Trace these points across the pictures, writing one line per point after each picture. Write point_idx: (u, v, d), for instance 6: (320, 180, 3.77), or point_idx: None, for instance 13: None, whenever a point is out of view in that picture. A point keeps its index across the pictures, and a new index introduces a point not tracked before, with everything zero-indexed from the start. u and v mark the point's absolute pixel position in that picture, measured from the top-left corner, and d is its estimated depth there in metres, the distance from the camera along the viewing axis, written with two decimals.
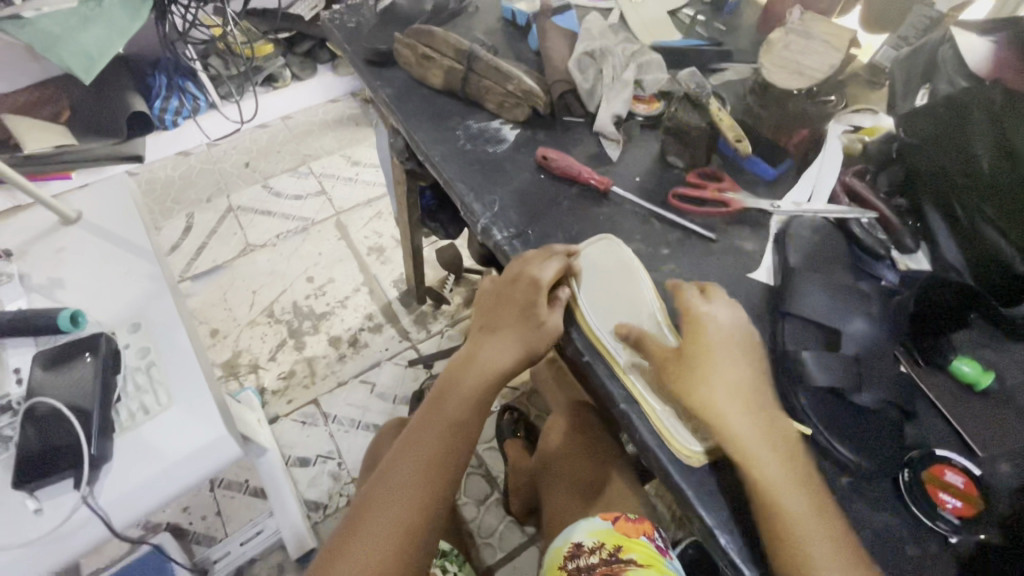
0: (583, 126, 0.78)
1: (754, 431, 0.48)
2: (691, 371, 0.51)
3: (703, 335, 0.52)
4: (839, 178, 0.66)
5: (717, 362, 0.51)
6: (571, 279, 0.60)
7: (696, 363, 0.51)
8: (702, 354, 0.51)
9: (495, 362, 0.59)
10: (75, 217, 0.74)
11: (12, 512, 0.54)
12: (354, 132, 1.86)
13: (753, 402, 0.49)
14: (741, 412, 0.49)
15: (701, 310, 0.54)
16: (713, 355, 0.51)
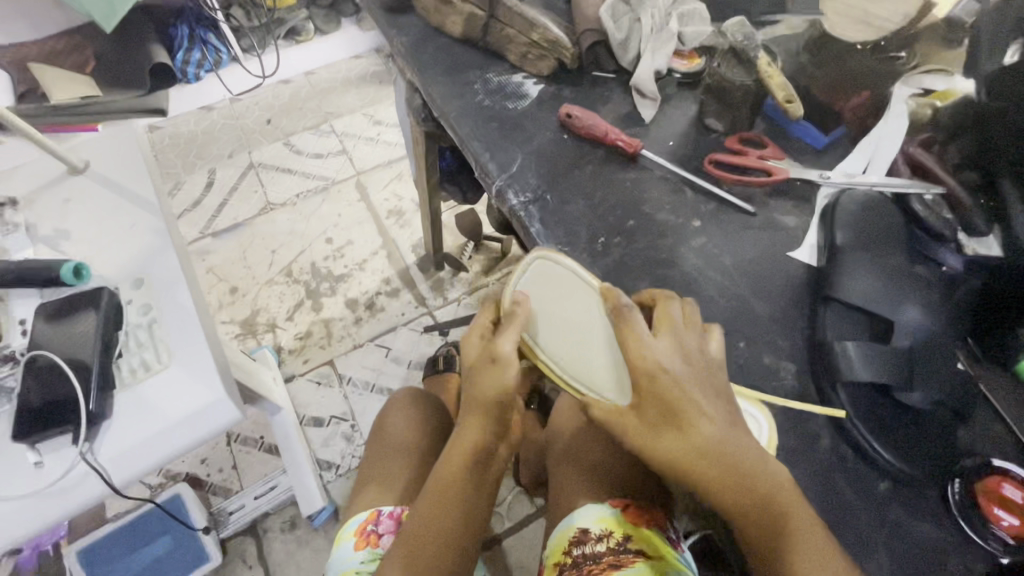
0: (613, 82, 0.73)
1: (734, 489, 0.42)
2: (644, 434, 0.45)
3: (653, 384, 0.45)
4: (902, 149, 0.60)
5: (676, 421, 0.44)
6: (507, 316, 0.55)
7: (653, 424, 0.45)
8: (656, 413, 0.45)
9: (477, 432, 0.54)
10: (83, 166, 0.71)
11: (13, 463, 0.54)
12: (377, 90, 1.79)
13: (726, 454, 0.43)
14: (711, 474, 0.43)
15: (645, 349, 0.46)
16: (669, 410, 0.44)
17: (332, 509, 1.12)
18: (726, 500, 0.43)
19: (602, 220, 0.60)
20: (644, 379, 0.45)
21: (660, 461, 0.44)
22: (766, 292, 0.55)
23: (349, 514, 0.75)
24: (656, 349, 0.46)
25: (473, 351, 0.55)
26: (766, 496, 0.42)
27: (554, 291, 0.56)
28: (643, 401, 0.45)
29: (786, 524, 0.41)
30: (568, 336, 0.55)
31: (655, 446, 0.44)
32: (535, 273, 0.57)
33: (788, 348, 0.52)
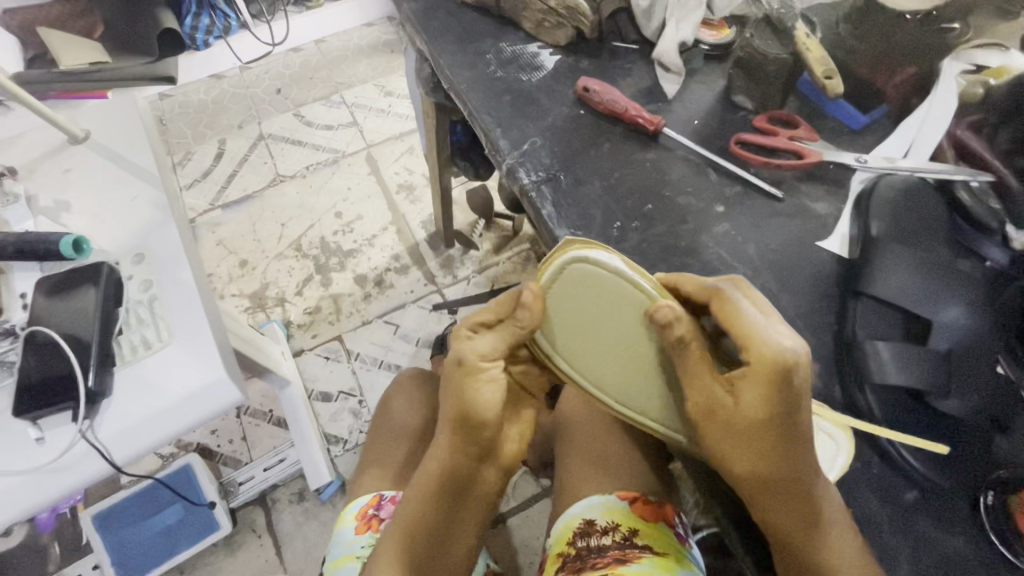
0: (634, 54, 0.68)
1: (788, 497, 0.43)
2: (757, 428, 0.42)
3: (785, 377, 0.40)
4: (949, 130, 0.57)
5: (787, 422, 0.42)
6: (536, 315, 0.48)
7: (765, 425, 0.42)
8: (774, 403, 0.41)
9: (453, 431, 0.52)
10: (83, 136, 0.69)
11: (14, 438, 0.54)
12: (389, 60, 1.73)
13: (798, 461, 0.43)
14: (783, 479, 0.43)
15: (781, 340, 0.40)
16: (791, 405, 0.41)
17: (340, 483, 1.12)
18: (781, 517, 0.43)
19: (619, 203, 0.57)
20: (785, 372, 0.40)
21: (740, 464, 0.43)
22: (792, 286, 0.53)
23: (351, 498, 0.75)
24: (788, 335, 0.41)
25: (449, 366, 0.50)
26: (813, 504, 0.43)
27: (587, 293, 0.48)
28: (768, 389, 0.41)
29: (825, 532, 0.43)
30: (597, 341, 0.49)
31: (752, 447, 0.43)
32: (572, 272, 0.47)
33: (813, 346, 0.50)
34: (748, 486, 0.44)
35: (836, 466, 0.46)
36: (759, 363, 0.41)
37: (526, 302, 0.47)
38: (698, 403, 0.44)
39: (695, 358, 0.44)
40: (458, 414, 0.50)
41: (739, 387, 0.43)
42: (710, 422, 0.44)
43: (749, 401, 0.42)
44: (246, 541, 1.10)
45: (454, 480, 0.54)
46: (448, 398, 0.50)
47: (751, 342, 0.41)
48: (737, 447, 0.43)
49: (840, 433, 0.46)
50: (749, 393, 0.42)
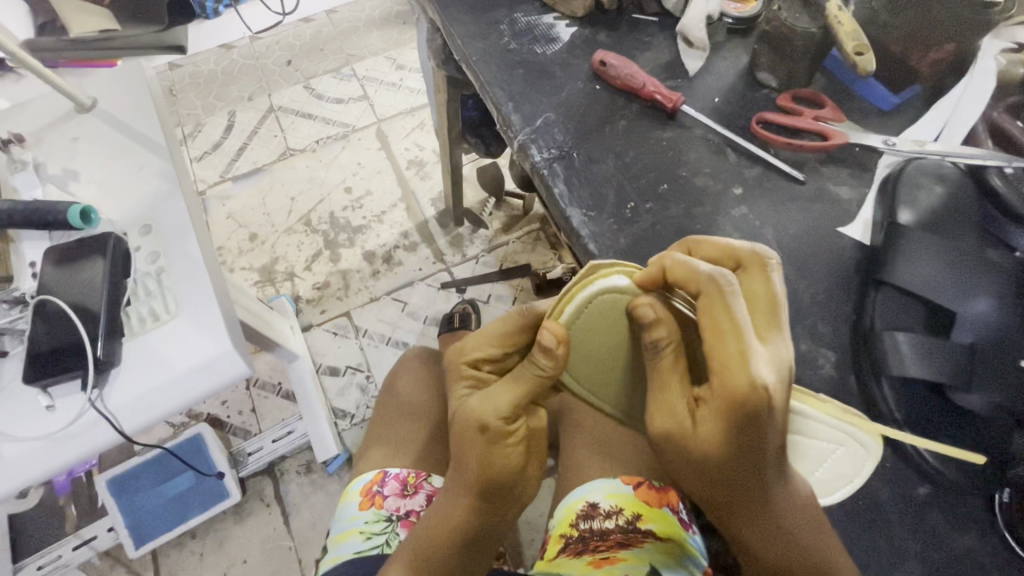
0: (655, 26, 0.65)
1: (756, 515, 0.45)
2: (716, 461, 0.43)
3: (746, 407, 0.39)
4: (984, 113, 0.55)
5: (749, 453, 0.42)
6: (550, 355, 0.47)
7: (724, 456, 0.42)
8: (728, 429, 0.41)
9: (471, 489, 0.52)
10: (90, 103, 0.68)
11: (26, 405, 0.55)
12: (401, 32, 1.69)
13: (766, 482, 0.43)
14: (752, 500, 0.44)
15: (753, 366, 0.39)
16: (749, 435, 0.40)
17: (346, 456, 1.14)
18: (751, 535, 0.46)
19: (632, 182, 0.55)
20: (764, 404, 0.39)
21: (723, 486, 0.44)
22: (809, 272, 0.51)
23: (357, 474, 0.75)
24: (761, 364, 0.40)
25: (461, 422, 0.50)
26: (778, 528, 0.44)
27: (609, 320, 0.49)
28: (726, 420, 0.41)
29: (812, 556, 0.43)
30: (606, 362, 0.51)
31: (721, 475, 0.44)
32: (591, 304, 0.49)
33: (830, 335, 0.49)
34: (722, 507, 0.46)
35: (863, 474, 0.44)
36: (723, 390, 0.41)
37: (546, 344, 0.46)
38: (661, 425, 0.45)
39: (665, 370, 0.45)
40: (475, 464, 0.50)
41: (700, 414, 0.43)
42: (669, 444, 0.45)
43: (705, 428, 0.42)
44: (255, 509, 1.12)
45: (472, 534, 0.54)
46: (460, 450, 0.51)
47: (723, 366, 0.41)
48: (723, 472, 0.43)
49: (869, 441, 0.44)
50: (705, 418, 0.43)
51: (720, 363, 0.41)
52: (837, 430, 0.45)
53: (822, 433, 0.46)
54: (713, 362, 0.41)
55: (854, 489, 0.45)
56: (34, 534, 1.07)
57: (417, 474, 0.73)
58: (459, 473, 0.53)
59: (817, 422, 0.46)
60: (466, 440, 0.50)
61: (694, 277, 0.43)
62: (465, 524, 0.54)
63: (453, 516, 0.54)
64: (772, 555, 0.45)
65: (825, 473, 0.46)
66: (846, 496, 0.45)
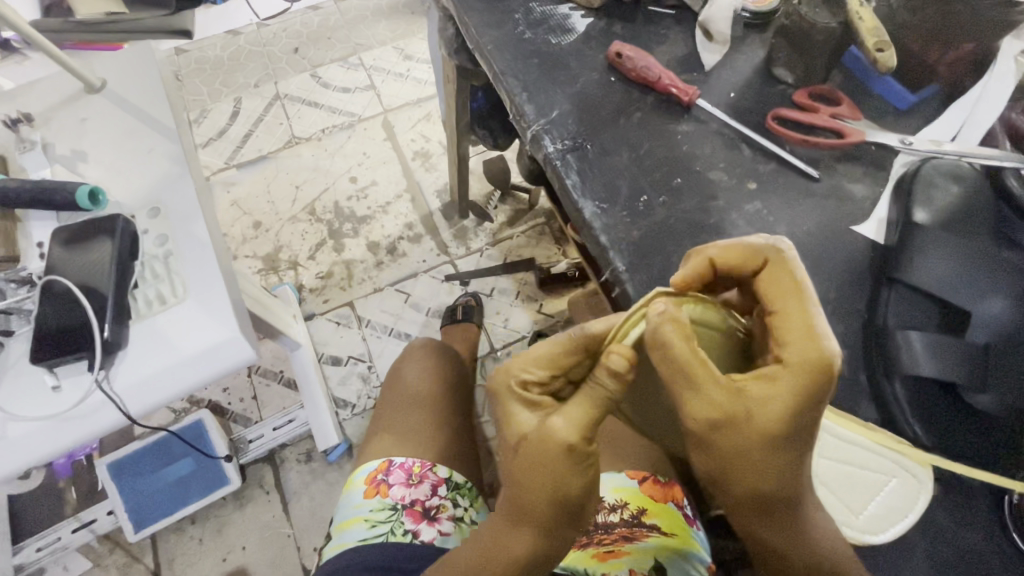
0: (670, 19, 0.65)
1: (798, 507, 0.42)
2: (771, 444, 0.39)
3: (820, 382, 0.37)
4: (1002, 114, 0.55)
5: (804, 431, 0.39)
6: (618, 370, 0.39)
7: (780, 436, 0.38)
8: (798, 404, 0.37)
9: (536, 517, 0.44)
10: (99, 85, 0.67)
11: (32, 385, 0.55)
12: (410, 22, 1.68)
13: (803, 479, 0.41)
14: (794, 491, 0.41)
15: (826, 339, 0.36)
16: (810, 411, 0.38)
17: (347, 445, 1.14)
18: (779, 532, 0.43)
19: (646, 175, 0.55)
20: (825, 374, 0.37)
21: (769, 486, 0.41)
22: (823, 270, 0.51)
23: (360, 462, 0.75)
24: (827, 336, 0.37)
25: (533, 448, 0.42)
26: (808, 520, 0.43)
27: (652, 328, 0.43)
28: (793, 394, 0.37)
29: (829, 554, 0.43)
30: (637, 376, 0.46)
31: (778, 467, 0.40)
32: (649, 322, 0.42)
33: (841, 332, 0.49)
34: (765, 504, 0.41)
35: (917, 508, 0.44)
36: (794, 364, 0.37)
37: (615, 369, 0.39)
38: (711, 424, 0.39)
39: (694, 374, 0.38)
40: (535, 484, 0.43)
41: (753, 391, 0.38)
42: (720, 441, 0.39)
43: (772, 405, 0.38)
44: (254, 496, 1.12)
45: (538, 565, 0.46)
46: (522, 469, 0.43)
47: (785, 335, 0.38)
48: (780, 466, 0.40)
49: (920, 471, 0.45)
50: (771, 398, 0.38)
51: (781, 333, 0.38)
52: (884, 459, 0.46)
53: (868, 461, 0.47)
54: (776, 335, 0.38)
55: (909, 523, 0.44)
56: (34, 515, 1.07)
57: (422, 463, 0.73)
58: (518, 503, 0.44)
59: (865, 450, 0.46)
60: (533, 460, 0.42)
61: (753, 257, 0.40)
62: (531, 552, 0.45)
63: (516, 544, 0.45)
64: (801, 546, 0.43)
65: (880, 507, 0.45)
66: (904, 531, 0.44)
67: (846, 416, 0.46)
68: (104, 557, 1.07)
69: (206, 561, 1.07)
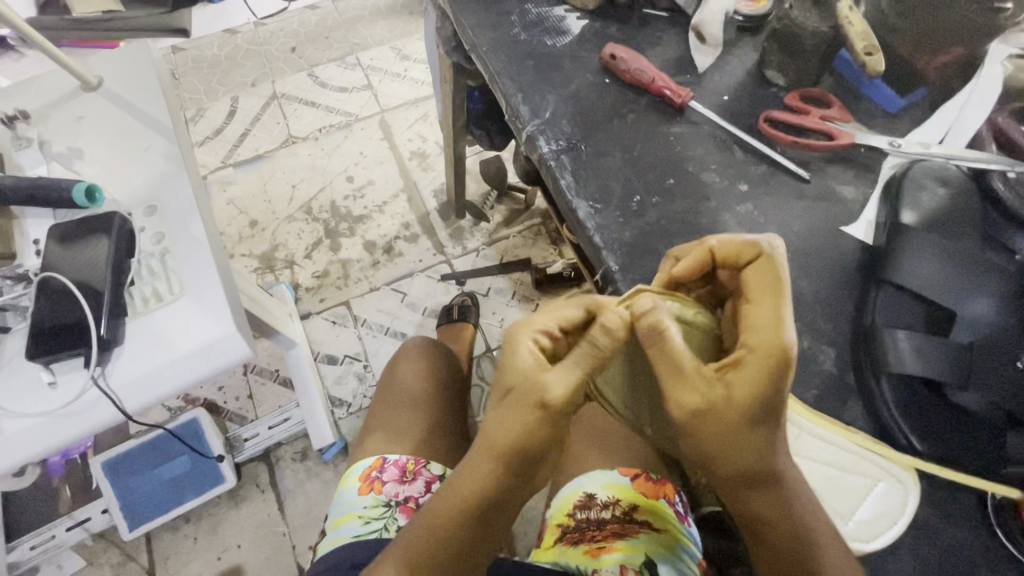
0: (665, 22, 0.66)
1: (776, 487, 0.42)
2: (744, 424, 0.39)
3: (781, 367, 0.37)
4: (989, 118, 0.56)
5: (770, 413, 0.39)
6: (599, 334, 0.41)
7: (752, 417, 0.39)
8: (765, 386, 0.38)
9: (494, 465, 0.43)
10: (97, 83, 0.68)
11: (28, 382, 0.55)
12: (407, 22, 1.69)
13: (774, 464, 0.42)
14: (766, 471, 0.42)
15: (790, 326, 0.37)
16: (774, 396, 0.39)
17: (342, 444, 1.14)
18: (755, 511, 0.43)
19: (640, 176, 0.56)
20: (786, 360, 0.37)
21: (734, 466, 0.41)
22: (813, 270, 0.52)
23: (355, 461, 0.76)
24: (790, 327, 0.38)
25: (517, 398, 0.41)
26: (778, 509, 0.43)
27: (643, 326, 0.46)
28: (763, 376, 0.38)
29: (809, 538, 0.43)
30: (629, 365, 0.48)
31: (749, 446, 0.40)
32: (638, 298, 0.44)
33: (830, 332, 0.50)
34: (737, 479, 0.42)
35: (905, 513, 0.45)
36: (759, 350, 0.38)
37: (610, 327, 0.41)
38: (688, 404, 0.40)
39: (676, 353, 0.40)
40: (508, 435, 0.42)
41: (730, 375, 0.39)
42: (693, 421, 0.40)
43: (742, 386, 0.38)
44: (249, 495, 1.12)
45: (486, 515, 0.45)
46: (500, 419, 0.42)
47: (752, 323, 0.39)
48: (739, 447, 0.40)
49: (905, 475, 0.45)
50: (739, 381, 0.39)
51: (750, 319, 0.39)
52: (871, 463, 0.46)
53: (855, 466, 0.47)
54: (749, 322, 0.39)
55: (899, 530, 0.44)
56: (28, 513, 1.07)
57: (416, 460, 0.74)
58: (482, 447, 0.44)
59: (851, 455, 0.47)
60: (507, 408, 0.42)
61: (741, 250, 0.42)
62: (482, 496, 0.44)
63: (468, 487, 0.44)
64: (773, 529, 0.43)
65: (868, 513, 0.45)
66: (888, 540, 0.44)
67: (834, 422, 0.47)
68: (98, 555, 1.07)
69: (201, 559, 1.07)
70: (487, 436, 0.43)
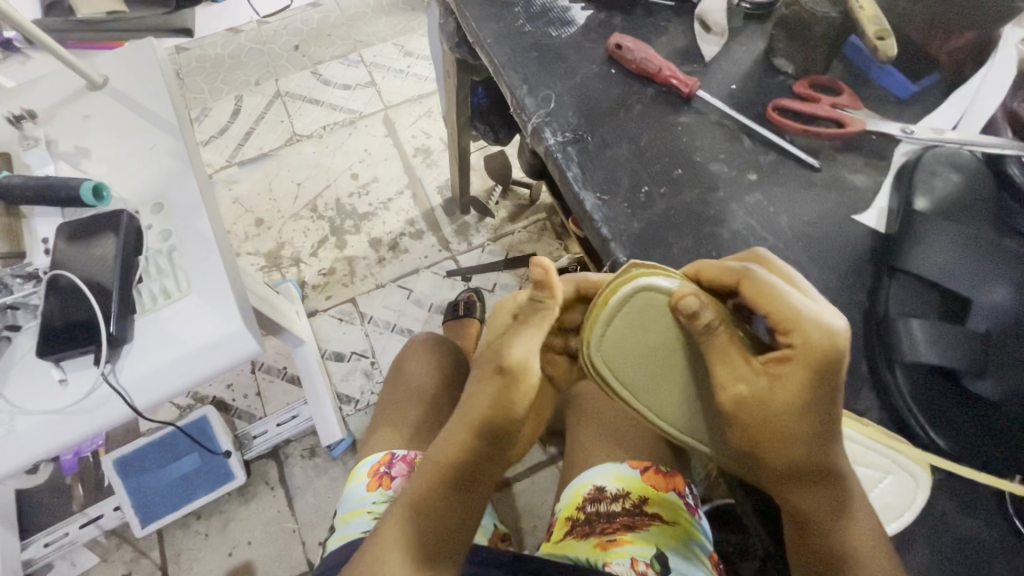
0: (671, 11, 0.65)
1: (818, 475, 0.42)
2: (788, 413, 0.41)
3: (827, 359, 0.39)
4: (1003, 103, 0.55)
5: (821, 409, 0.41)
6: None
7: (802, 410, 0.41)
8: (814, 380, 0.40)
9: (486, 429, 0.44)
10: (102, 82, 0.68)
11: (40, 379, 0.56)
12: (410, 18, 1.68)
13: (817, 460, 0.42)
14: (810, 467, 0.42)
15: (829, 321, 0.39)
16: (822, 390, 0.40)
17: (350, 441, 1.14)
18: (796, 502, 0.43)
19: (647, 167, 0.55)
20: (829, 353, 0.39)
21: (781, 457, 0.42)
22: (824, 259, 0.52)
23: (364, 455, 0.76)
24: (830, 321, 0.40)
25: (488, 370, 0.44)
26: (815, 500, 0.43)
27: (647, 321, 0.46)
28: (811, 371, 0.40)
29: (844, 535, 0.43)
30: (634, 356, 0.47)
31: (782, 437, 0.41)
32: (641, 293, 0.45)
33: (843, 321, 0.49)
34: (780, 470, 0.43)
35: (915, 505, 0.44)
36: (804, 346, 0.40)
37: None
38: (732, 394, 0.42)
39: (727, 345, 0.42)
40: (487, 406, 0.44)
41: (777, 369, 0.41)
42: (741, 411, 0.42)
43: (790, 381, 0.40)
44: (259, 492, 1.13)
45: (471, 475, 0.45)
46: (474, 386, 0.45)
47: (790, 322, 0.40)
48: (783, 439, 0.41)
49: (920, 471, 0.44)
50: (787, 375, 0.41)
51: (784, 320, 0.40)
52: (883, 456, 0.46)
53: (866, 458, 0.47)
54: (780, 321, 0.41)
55: (909, 519, 0.44)
56: (41, 511, 1.08)
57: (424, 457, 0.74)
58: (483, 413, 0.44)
59: (861, 446, 0.47)
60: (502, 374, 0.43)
61: (727, 274, 0.43)
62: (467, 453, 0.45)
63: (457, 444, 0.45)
64: (819, 526, 0.43)
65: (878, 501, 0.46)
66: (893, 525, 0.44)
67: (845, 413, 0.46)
68: (110, 552, 1.08)
69: (212, 556, 1.08)
70: (488, 399, 0.44)
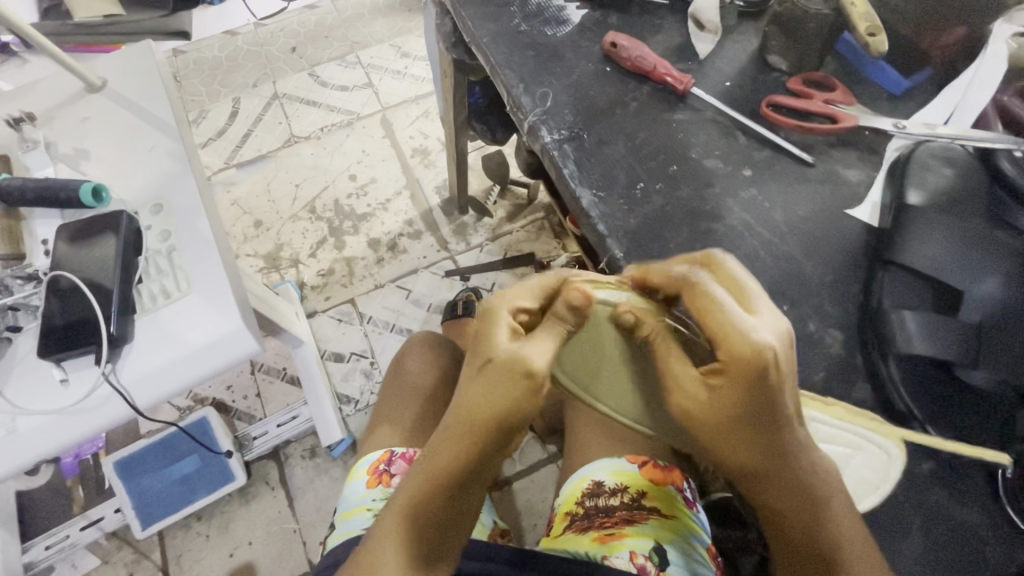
0: (666, 9, 0.65)
1: (787, 485, 0.41)
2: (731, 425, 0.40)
3: (762, 373, 0.38)
4: (994, 97, 0.55)
5: (771, 420, 0.39)
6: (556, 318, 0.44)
7: (747, 423, 0.40)
8: (752, 395, 0.39)
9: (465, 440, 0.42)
10: (101, 84, 0.68)
11: (42, 379, 0.56)
12: (407, 20, 1.69)
13: (788, 469, 0.41)
14: (780, 475, 0.41)
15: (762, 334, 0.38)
16: (764, 403, 0.39)
17: (350, 441, 1.15)
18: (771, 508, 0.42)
19: (642, 164, 0.56)
20: (759, 367, 0.38)
21: (735, 465, 0.41)
22: (818, 252, 0.52)
23: (364, 454, 0.76)
24: (763, 332, 0.39)
25: (504, 370, 0.40)
26: (791, 508, 0.42)
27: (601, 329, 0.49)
28: (745, 386, 0.39)
29: (838, 536, 0.42)
30: (596, 359, 0.50)
31: (735, 450, 0.40)
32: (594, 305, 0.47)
33: (837, 314, 0.50)
34: (747, 477, 0.42)
35: (889, 477, 0.45)
36: (733, 361, 0.39)
37: (574, 303, 0.44)
38: (679, 405, 0.42)
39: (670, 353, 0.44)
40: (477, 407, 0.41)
41: (714, 382, 0.40)
42: (691, 425, 0.41)
43: (727, 395, 0.39)
44: (260, 492, 1.13)
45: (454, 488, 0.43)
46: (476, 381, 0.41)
47: (721, 333, 0.39)
48: (736, 450, 0.40)
49: (890, 445, 0.45)
50: (722, 389, 0.40)
51: (717, 332, 0.40)
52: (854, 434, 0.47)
53: (834, 436, 0.48)
54: (714, 332, 0.40)
55: (880, 494, 0.45)
56: (41, 514, 1.08)
57: None
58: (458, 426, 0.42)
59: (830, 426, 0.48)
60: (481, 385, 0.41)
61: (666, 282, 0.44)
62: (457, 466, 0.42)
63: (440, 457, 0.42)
64: (801, 529, 0.42)
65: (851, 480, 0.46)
66: (886, 514, 0.45)
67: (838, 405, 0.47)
68: (111, 554, 1.08)
69: (213, 557, 1.08)
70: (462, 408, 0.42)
